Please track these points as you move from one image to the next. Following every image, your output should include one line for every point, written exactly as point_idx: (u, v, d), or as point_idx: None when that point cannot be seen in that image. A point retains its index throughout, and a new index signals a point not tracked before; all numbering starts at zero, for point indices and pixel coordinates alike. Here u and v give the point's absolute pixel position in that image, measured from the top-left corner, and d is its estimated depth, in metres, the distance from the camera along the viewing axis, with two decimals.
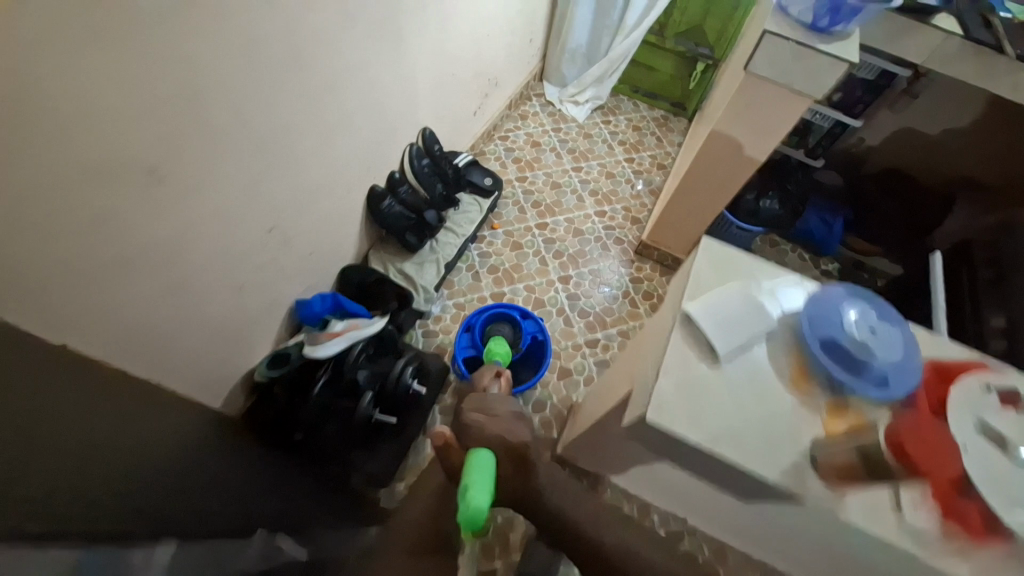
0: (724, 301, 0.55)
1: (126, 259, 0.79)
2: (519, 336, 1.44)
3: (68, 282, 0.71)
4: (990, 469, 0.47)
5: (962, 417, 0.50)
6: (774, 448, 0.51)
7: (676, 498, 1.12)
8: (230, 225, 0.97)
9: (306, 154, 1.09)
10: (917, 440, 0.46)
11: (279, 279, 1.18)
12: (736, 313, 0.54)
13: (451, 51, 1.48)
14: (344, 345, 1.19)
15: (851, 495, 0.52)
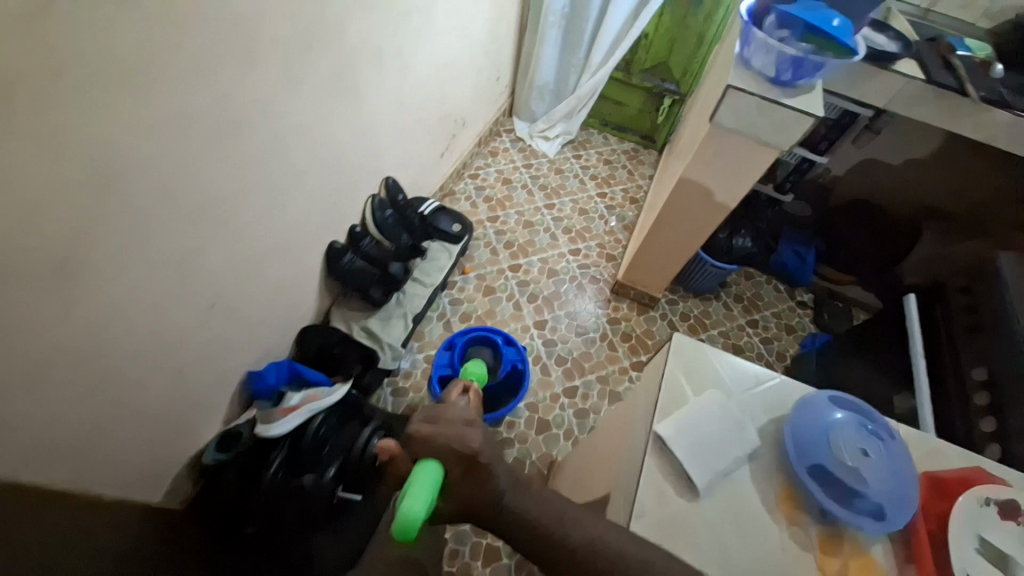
0: (698, 423, 0.55)
1: (33, 364, 0.70)
2: (499, 361, 1.42)
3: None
4: None
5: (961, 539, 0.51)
6: None
7: None
8: (165, 306, 0.88)
9: (252, 219, 1.02)
10: None
11: (227, 352, 1.09)
12: (708, 431, 0.55)
13: (413, 97, 1.44)
14: (300, 419, 1.11)
15: None
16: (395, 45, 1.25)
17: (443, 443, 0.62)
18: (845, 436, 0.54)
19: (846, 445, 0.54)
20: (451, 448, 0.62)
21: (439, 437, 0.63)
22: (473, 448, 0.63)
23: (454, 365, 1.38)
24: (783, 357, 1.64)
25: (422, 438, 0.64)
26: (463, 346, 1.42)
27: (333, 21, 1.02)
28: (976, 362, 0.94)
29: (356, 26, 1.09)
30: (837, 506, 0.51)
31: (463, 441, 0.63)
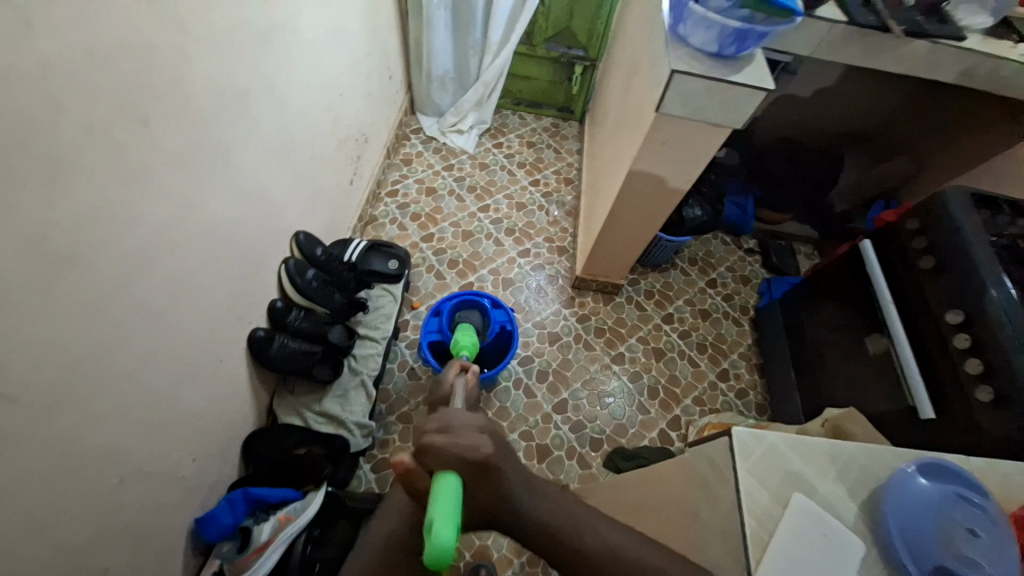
0: (794, 543, 0.56)
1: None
2: (488, 323, 1.28)
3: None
4: None
5: None
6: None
7: None
8: (54, 516, 0.67)
9: (137, 358, 0.78)
10: None
11: (160, 513, 0.87)
12: (802, 542, 0.55)
13: (300, 132, 1.18)
14: (278, 551, 0.94)
15: None
16: (259, 80, 0.99)
17: (456, 452, 0.54)
18: (946, 511, 0.57)
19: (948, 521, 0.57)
20: (464, 457, 0.55)
21: (449, 449, 0.54)
22: (485, 454, 0.56)
23: (442, 331, 1.26)
24: (747, 310, 1.68)
25: (432, 446, 0.55)
26: (451, 311, 1.28)
27: (168, 77, 0.76)
28: (950, 306, 0.97)
29: (200, 75, 0.83)
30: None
31: (477, 449, 0.56)
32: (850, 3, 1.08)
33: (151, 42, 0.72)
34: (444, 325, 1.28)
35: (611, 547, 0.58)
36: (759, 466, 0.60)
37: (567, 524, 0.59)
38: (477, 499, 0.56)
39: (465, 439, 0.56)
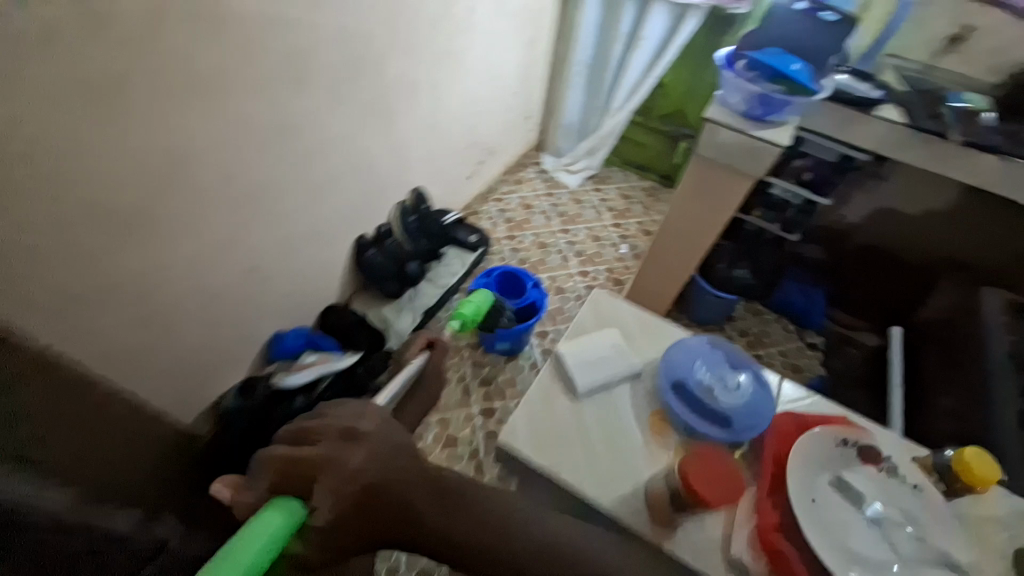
0: (598, 347, 0.97)
1: (99, 288, 0.91)
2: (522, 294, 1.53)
3: (44, 302, 0.83)
4: (829, 518, 0.77)
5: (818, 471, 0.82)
6: (606, 468, 0.85)
7: None
8: (211, 265, 1.10)
9: (290, 207, 1.24)
10: (707, 478, 0.74)
11: (258, 314, 1.29)
12: (601, 349, 0.97)
13: (446, 124, 1.68)
14: (311, 377, 1.27)
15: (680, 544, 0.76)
16: (428, 79, 1.49)
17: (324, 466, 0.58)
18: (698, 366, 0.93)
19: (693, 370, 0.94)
20: (326, 478, 0.57)
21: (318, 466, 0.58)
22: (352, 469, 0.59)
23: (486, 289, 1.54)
24: None
25: (287, 461, 0.58)
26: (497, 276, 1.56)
27: (375, 55, 1.26)
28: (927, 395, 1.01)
29: (394, 63, 1.33)
30: (676, 404, 0.89)
31: (345, 462, 0.59)
32: (914, 109, 1.20)
33: (374, 33, 1.23)
34: (489, 286, 1.57)
35: (494, 511, 0.64)
36: (603, 315, 1.05)
37: (483, 529, 0.62)
38: (354, 522, 0.58)
39: (323, 451, 0.59)
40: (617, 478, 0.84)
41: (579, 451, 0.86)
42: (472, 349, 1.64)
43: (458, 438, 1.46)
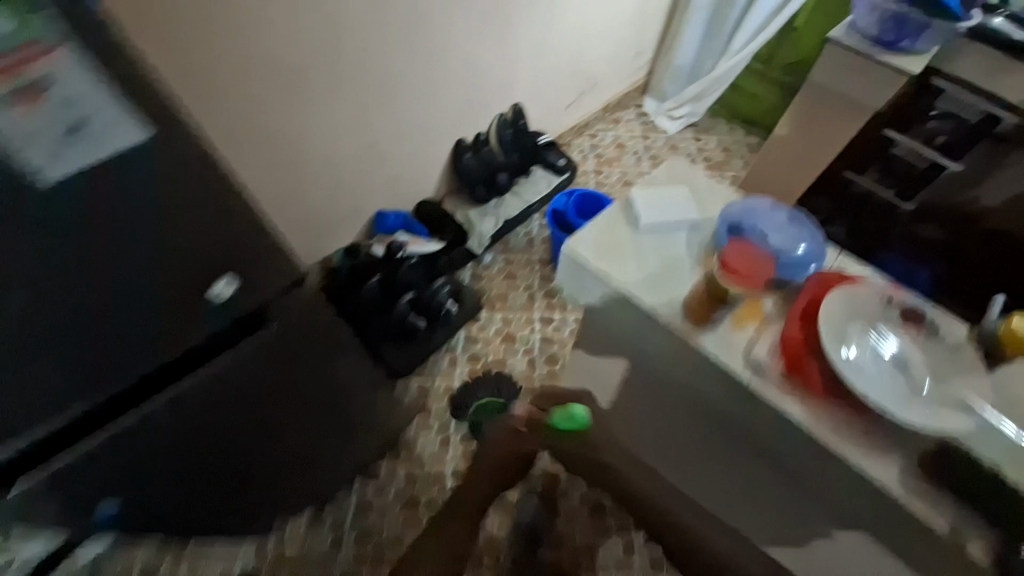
0: (666, 193, 0.93)
1: (256, 124, 1.13)
2: None
3: (226, 130, 1.10)
4: (858, 345, 0.75)
5: (858, 308, 0.78)
6: (656, 285, 0.84)
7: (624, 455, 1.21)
8: (339, 131, 1.30)
9: (407, 95, 1.40)
10: (744, 266, 0.78)
11: (368, 190, 1.49)
12: (668, 192, 0.93)
13: (555, 44, 1.73)
14: (402, 252, 1.45)
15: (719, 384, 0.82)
16: None
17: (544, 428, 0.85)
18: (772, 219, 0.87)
19: (758, 219, 0.86)
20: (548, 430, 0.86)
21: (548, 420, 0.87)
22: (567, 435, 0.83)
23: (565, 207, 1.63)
24: None
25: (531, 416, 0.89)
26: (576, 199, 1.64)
27: None
28: None
29: None
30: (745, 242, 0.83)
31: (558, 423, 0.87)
32: None
33: None
34: (569, 205, 1.65)
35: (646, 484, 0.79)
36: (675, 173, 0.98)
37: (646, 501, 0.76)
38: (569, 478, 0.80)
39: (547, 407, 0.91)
40: (659, 289, 0.84)
41: (633, 267, 0.86)
42: (543, 264, 1.75)
43: (516, 335, 1.60)
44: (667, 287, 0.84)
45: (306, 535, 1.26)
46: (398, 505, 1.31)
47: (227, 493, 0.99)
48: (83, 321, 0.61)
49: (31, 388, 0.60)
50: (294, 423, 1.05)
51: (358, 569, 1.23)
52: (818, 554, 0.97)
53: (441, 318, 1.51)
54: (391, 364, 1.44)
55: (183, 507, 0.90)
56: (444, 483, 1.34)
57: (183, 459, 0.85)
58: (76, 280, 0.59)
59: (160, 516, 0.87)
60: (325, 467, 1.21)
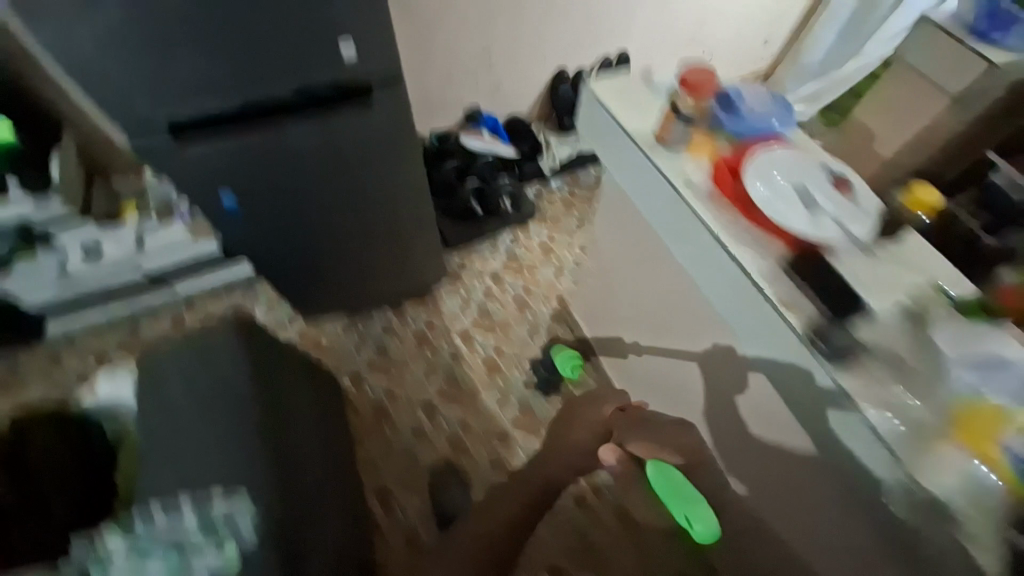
0: None
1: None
2: None
3: None
4: (767, 185, 0.83)
5: (801, 167, 0.86)
6: (647, 118, 0.95)
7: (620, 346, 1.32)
8: (465, 24, 1.54)
9: (529, 12, 1.61)
10: (691, 79, 0.88)
11: (473, 89, 1.73)
12: None
13: (678, 6, 1.83)
14: (480, 147, 1.63)
15: (683, 231, 0.91)
16: None
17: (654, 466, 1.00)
18: (761, 94, 0.91)
19: (749, 87, 0.92)
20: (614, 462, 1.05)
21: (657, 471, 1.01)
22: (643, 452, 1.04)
23: None
24: None
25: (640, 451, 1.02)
26: None
27: None
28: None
29: None
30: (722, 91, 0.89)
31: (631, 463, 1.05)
32: None
33: None
34: None
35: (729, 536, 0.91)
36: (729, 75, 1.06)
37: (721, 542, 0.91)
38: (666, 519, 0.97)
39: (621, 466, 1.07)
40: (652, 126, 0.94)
41: (640, 110, 0.97)
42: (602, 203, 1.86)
43: (555, 250, 1.74)
44: (651, 117, 0.95)
45: (338, 333, 1.54)
46: (411, 338, 1.54)
47: (294, 244, 1.30)
48: (236, 64, 0.98)
49: (214, 95, 1.01)
50: (344, 217, 1.28)
51: (365, 371, 1.48)
52: (757, 476, 1.01)
53: (494, 208, 1.70)
54: (441, 230, 1.67)
55: (265, 232, 1.25)
56: (452, 336, 1.55)
57: (276, 190, 1.18)
58: (235, 45, 0.96)
59: (256, 231, 1.24)
60: (369, 276, 1.47)
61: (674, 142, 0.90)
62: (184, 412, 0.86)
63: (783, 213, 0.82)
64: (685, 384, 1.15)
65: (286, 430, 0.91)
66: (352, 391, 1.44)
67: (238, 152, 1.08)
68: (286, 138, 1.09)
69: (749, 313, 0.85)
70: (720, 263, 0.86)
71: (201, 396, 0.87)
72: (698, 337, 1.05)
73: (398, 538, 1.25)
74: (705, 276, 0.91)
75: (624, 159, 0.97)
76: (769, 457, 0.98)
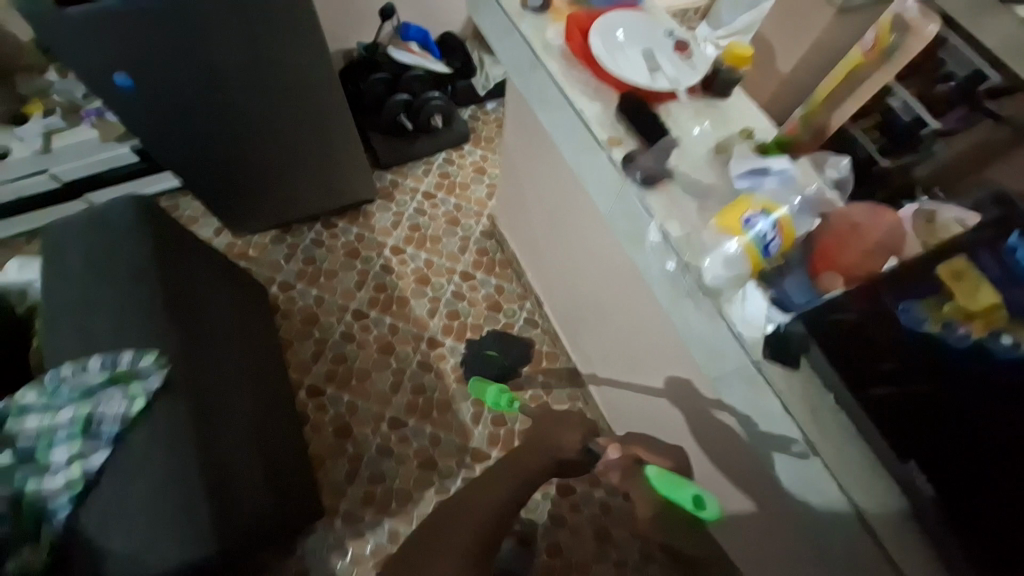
0: None
1: None
2: None
3: None
4: (616, 50, 0.74)
5: (651, 32, 0.77)
6: None
7: (538, 252, 1.41)
8: None
9: None
10: None
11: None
12: None
13: None
14: (410, 60, 1.60)
15: (552, 102, 0.82)
16: None
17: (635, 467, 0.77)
18: None
19: None
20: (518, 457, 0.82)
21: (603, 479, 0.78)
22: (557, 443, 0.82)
23: None
24: None
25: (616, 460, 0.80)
26: None
27: None
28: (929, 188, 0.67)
29: None
30: None
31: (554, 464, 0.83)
32: None
33: None
34: None
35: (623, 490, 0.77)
36: None
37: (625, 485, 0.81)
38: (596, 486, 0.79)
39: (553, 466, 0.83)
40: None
41: None
42: None
43: (488, 169, 1.78)
44: None
45: (266, 245, 1.57)
46: (342, 250, 1.58)
47: (199, 140, 1.23)
48: None
49: None
50: (257, 114, 1.24)
51: (295, 281, 1.52)
52: (638, 367, 1.11)
53: (427, 126, 1.70)
54: (375, 149, 1.69)
55: (169, 122, 1.17)
56: (384, 250, 1.60)
57: (168, 72, 1.08)
58: None
59: (154, 123, 1.16)
60: (294, 182, 1.46)
61: (534, 5, 0.81)
62: (82, 287, 0.86)
63: (631, 75, 0.73)
64: (574, 275, 1.22)
65: (195, 314, 0.91)
66: (281, 299, 1.49)
67: (110, 17, 0.95)
68: (170, 3, 0.97)
69: (588, 160, 0.79)
70: (574, 129, 0.79)
71: (98, 269, 0.87)
72: (578, 231, 1.11)
73: (326, 429, 1.33)
74: (569, 146, 0.82)
75: (491, 22, 0.88)
76: (649, 359, 1.06)
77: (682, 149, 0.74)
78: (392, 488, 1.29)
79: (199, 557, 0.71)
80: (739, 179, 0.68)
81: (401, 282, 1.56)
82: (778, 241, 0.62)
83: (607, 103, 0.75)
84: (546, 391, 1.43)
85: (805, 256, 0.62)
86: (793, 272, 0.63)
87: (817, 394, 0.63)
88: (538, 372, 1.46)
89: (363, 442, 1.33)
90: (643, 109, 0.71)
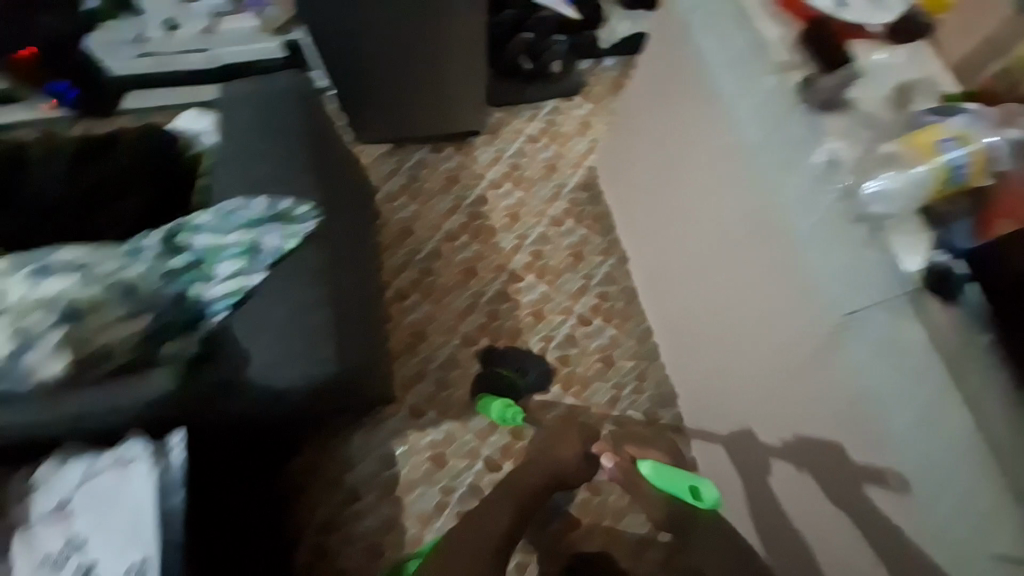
0: None
1: None
2: None
3: None
4: None
5: None
6: None
7: (634, 207, 1.42)
8: None
9: None
10: None
11: None
12: None
13: None
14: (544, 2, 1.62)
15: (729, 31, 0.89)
16: None
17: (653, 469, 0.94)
18: None
19: None
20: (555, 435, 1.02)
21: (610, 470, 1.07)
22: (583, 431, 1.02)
23: None
24: None
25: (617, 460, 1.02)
26: None
27: None
28: None
29: None
30: None
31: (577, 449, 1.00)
32: None
33: None
34: None
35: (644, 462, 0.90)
36: None
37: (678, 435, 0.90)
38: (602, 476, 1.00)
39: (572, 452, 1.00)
40: None
41: None
42: None
43: (593, 125, 1.77)
44: None
45: (375, 156, 1.66)
46: (442, 175, 1.65)
47: (346, 38, 1.32)
48: None
49: None
50: (401, 21, 1.30)
51: (396, 193, 1.61)
52: (714, 332, 1.09)
53: (543, 69, 1.72)
54: (489, 84, 1.72)
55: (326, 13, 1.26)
56: (483, 182, 1.65)
57: None
58: None
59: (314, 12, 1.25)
60: (414, 99, 1.52)
61: None
62: (254, 141, 0.97)
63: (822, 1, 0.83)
64: (671, 232, 1.19)
65: (331, 186, 1.01)
66: (384, 206, 1.59)
67: None
68: None
69: (752, 88, 0.86)
70: (748, 53, 0.87)
71: (268, 126, 0.98)
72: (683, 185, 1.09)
73: (404, 330, 1.43)
74: (733, 72, 0.88)
75: None
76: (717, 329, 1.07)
77: (863, 89, 0.81)
78: (454, 396, 1.37)
79: (326, 376, 0.81)
80: (921, 115, 0.77)
81: (490, 215, 1.61)
82: (969, 171, 0.71)
83: (788, 31, 0.85)
84: (611, 345, 1.46)
85: (975, 207, 0.72)
86: (960, 217, 0.73)
87: (963, 339, 0.70)
88: (607, 326, 1.48)
89: (434, 350, 1.42)
90: (828, 38, 0.81)
